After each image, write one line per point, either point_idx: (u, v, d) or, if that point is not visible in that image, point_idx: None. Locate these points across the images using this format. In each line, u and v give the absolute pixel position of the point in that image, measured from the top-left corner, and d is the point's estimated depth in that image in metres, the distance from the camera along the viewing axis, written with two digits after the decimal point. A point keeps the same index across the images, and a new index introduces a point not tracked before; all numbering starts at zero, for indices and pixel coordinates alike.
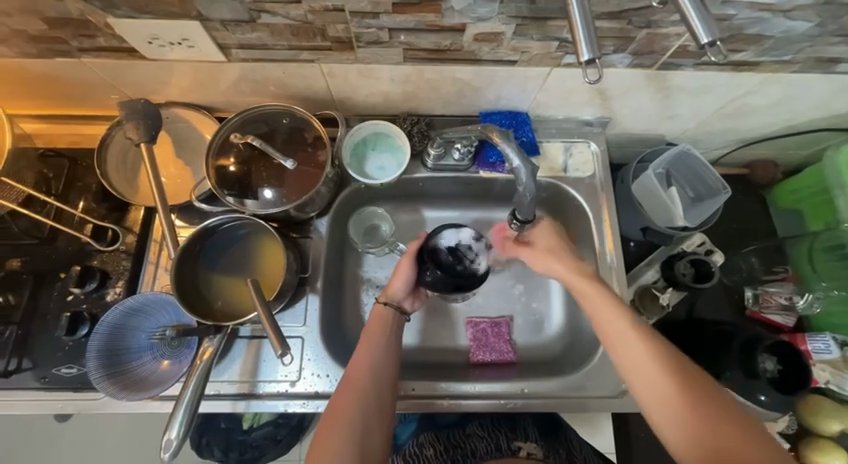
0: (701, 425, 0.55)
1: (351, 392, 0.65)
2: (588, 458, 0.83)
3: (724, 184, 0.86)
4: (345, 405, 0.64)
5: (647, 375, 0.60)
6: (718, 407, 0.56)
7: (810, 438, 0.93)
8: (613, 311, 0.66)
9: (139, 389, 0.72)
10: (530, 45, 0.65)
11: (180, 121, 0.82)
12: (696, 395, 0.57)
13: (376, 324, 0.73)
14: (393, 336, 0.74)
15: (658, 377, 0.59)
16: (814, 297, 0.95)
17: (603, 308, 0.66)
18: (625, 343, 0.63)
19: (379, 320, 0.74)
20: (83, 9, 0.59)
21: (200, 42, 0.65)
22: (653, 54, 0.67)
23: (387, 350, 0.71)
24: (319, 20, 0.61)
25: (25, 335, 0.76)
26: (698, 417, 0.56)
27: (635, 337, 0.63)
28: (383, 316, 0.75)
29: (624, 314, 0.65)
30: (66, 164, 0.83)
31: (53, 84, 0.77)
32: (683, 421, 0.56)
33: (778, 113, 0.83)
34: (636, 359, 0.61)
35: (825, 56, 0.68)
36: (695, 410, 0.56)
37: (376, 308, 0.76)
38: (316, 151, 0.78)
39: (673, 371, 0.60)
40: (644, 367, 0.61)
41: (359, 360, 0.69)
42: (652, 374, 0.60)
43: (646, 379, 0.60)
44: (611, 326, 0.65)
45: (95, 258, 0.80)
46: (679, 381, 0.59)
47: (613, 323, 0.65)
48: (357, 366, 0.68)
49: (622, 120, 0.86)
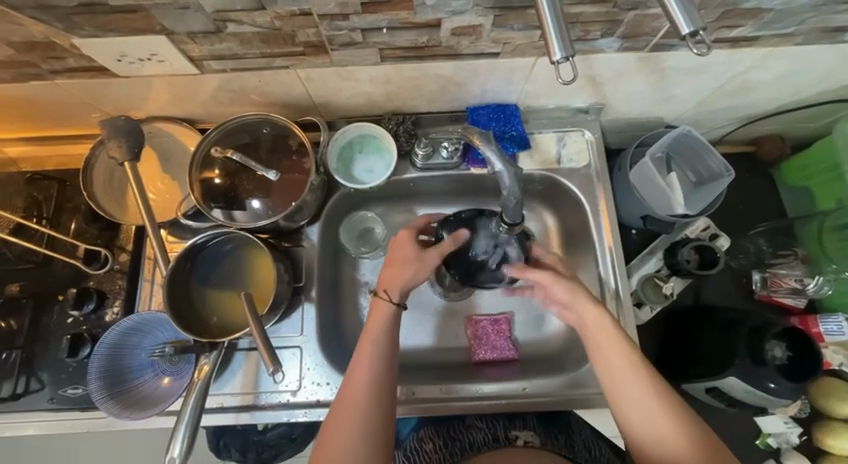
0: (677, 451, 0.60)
1: (351, 398, 0.64)
2: (588, 441, 0.83)
3: (727, 166, 0.82)
4: (349, 411, 0.63)
5: (633, 403, 0.63)
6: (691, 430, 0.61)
7: (823, 421, 0.90)
8: (613, 340, 0.66)
9: (144, 407, 0.72)
10: (512, 35, 0.62)
11: (163, 135, 0.81)
12: (675, 421, 0.61)
13: (377, 322, 0.69)
14: (386, 337, 0.69)
15: (650, 405, 0.62)
16: (825, 279, 0.91)
17: (602, 334, 0.66)
18: (619, 371, 0.65)
19: (381, 317, 0.70)
20: (47, 31, 0.58)
21: (171, 56, 0.63)
22: (643, 36, 0.64)
23: (382, 352, 0.68)
24: (288, 25, 0.59)
25: (30, 358, 0.77)
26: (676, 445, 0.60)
27: (629, 369, 0.64)
28: (384, 313, 0.70)
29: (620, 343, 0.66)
30: (54, 186, 0.82)
31: (33, 107, 0.76)
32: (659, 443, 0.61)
33: (783, 87, 0.79)
34: (626, 387, 0.64)
35: (831, 26, 0.63)
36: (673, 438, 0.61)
37: (376, 301, 0.70)
38: (301, 158, 0.77)
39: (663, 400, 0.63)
40: (634, 393, 0.63)
41: (357, 363, 0.67)
42: (641, 400, 0.63)
43: (633, 404, 0.63)
44: (606, 351, 0.66)
45: (91, 279, 0.80)
46: (666, 412, 0.62)
47: (606, 350, 0.66)
48: (357, 370, 0.66)
49: (617, 105, 0.82)
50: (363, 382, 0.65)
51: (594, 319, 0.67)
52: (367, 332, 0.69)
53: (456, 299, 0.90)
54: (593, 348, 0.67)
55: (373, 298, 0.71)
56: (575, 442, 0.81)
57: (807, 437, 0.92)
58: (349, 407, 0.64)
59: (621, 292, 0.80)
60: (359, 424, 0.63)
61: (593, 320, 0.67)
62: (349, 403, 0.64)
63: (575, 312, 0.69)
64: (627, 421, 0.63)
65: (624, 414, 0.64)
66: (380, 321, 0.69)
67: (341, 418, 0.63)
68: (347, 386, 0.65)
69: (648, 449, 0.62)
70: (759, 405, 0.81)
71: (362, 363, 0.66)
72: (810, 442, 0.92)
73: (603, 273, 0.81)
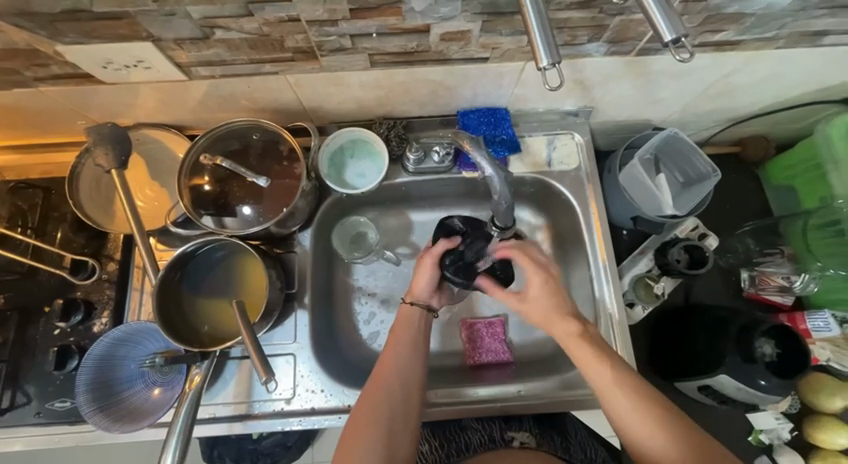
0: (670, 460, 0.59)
1: (377, 392, 0.65)
2: (584, 443, 0.83)
3: (714, 167, 0.84)
4: (375, 404, 0.64)
5: (627, 414, 0.62)
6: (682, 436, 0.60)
7: (812, 416, 0.92)
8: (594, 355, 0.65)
9: (134, 420, 0.71)
10: (500, 40, 0.63)
11: (151, 142, 0.80)
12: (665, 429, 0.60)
13: (402, 325, 0.72)
14: (408, 337, 0.71)
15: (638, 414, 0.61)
16: (811, 277, 0.91)
17: (582, 350, 0.66)
18: (605, 383, 0.64)
19: (405, 320, 0.73)
20: (30, 39, 0.57)
21: (158, 63, 0.63)
22: (629, 41, 0.64)
23: (411, 349, 0.70)
24: (277, 31, 0.58)
25: (15, 371, 0.75)
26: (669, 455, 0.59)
27: (617, 380, 0.63)
28: (410, 315, 0.73)
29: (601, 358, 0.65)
30: (39, 195, 0.80)
31: (16, 115, 0.75)
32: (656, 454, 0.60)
33: (766, 90, 0.81)
34: (616, 397, 0.63)
35: (810, 30, 0.65)
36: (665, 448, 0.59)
37: (404, 308, 0.74)
38: (292, 164, 0.76)
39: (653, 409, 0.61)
40: (624, 402, 0.62)
41: (386, 359, 0.69)
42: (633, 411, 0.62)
43: (627, 414, 0.62)
44: (590, 366, 0.65)
45: (78, 290, 0.78)
46: (658, 420, 0.61)
47: (590, 364, 0.65)
48: (385, 365, 0.68)
49: (605, 107, 0.83)
50: (392, 376, 0.67)
51: (569, 337, 0.67)
52: (392, 335, 0.71)
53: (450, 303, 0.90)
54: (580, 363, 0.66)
55: (401, 306, 0.75)
56: (571, 444, 0.80)
57: (797, 432, 0.94)
58: (377, 402, 0.64)
59: (612, 293, 0.80)
60: (383, 419, 0.63)
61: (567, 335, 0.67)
62: (374, 398, 0.65)
63: (553, 333, 0.68)
64: (626, 431, 0.62)
65: (625, 426, 0.62)
66: (405, 323, 0.72)
67: (367, 413, 0.64)
68: (375, 381, 0.67)
69: (647, 460, 0.60)
70: (751, 402, 0.82)
71: (392, 358, 0.69)
72: (800, 437, 0.93)
73: (595, 275, 0.82)
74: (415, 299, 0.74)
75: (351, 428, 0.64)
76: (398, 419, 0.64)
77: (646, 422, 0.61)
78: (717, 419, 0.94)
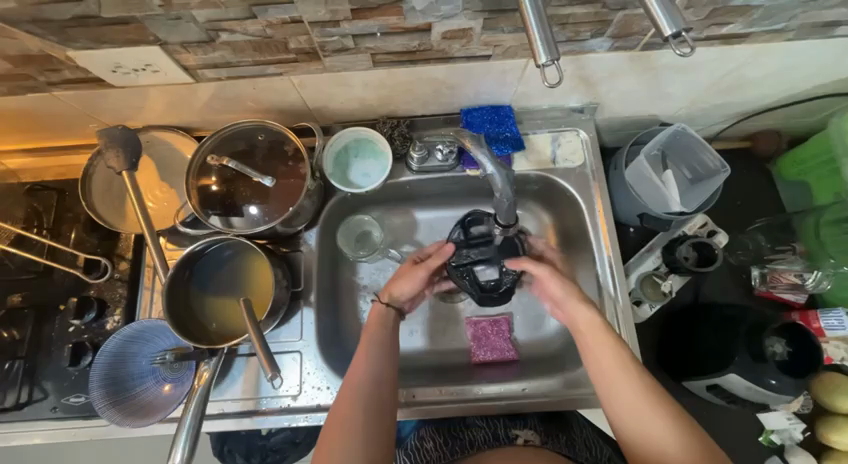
0: (662, 446, 0.59)
1: (349, 393, 0.66)
2: (589, 438, 0.83)
3: (723, 162, 0.82)
4: (348, 406, 0.65)
5: (625, 398, 0.63)
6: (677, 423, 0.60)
7: (827, 416, 0.90)
8: (604, 343, 0.67)
9: (145, 415, 0.72)
10: (502, 38, 0.62)
11: (160, 144, 0.82)
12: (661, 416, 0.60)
13: (375, 324, 0.74)
14: (382, 337, 0.73)
15: (635, 399, 0.62)
16: (824, 275, 0.90)
17: (593, 333, 0.68)
18: (607, 369, 0.65)
19: (380, 319, 0.75)
20: (42, 44, 0.59)
21: (165, 67, 0.64)
22: (633, 36, 0.64)
23: (382, 350, 0.71)
24: (280, 33, 0.59)
25: (32, 367, 0.77)
26: (665, 441, 0.59)
27: (620, 369, 0.64)
28: (386, 316, 0.75)
29: (610, 341, 0.67)
30: (54, 196, 0.83)
31: (31, 119, 0.77)
32: (650, 441, 0.60)
33: (777, 84, 0.79)
34: (617, 386, 0.64)
35: (822, 21, 0.63)
36: (664, 435, 0.59)
37: (376, 308, 0.76)
38: (297, 163, 0.77)
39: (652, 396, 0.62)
40: (621, 390, 0.63)
41: (357, 361, 0.70)
42: (632, 400, 0.62)
43: (626, 405, 0.63)
44: (598, 353, 0.67)
45: (92, 288, 0.80)
46: (659, 414, 0.61)
47: (596, 348, 0.67)
48: (357, 367, 0.69)
49: (611, 103, 0.82)
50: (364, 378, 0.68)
51: (583, 319, 0.70)
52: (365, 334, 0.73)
53: (456, 301, 0.90)
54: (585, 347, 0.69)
55: (374, 305, 0.76)
56: (577, 443, 0.79)
57: (811, 432, 0.92)
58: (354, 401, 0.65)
59: (619, 291, 0.79)
60: (355, 420, 0.63)
61: (584, 316, 0.69)
62: (347, 400, 0.65)
63: (572, 311, 0.71)
64: (620, 417, 0.63)
65: (618, 410, 0.63)
66: (378, 323, 0.74)
67: (341, 415, 0.64)
68: (347, 384, 0.67)
69: (639, 446, 0.61)
70: (763, 402, 0.80)
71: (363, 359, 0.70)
72: (814, 438, 0.92)
73: (600, 272, 0.81)
74: (390, 299, 0.76)
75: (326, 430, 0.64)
76: (373, 420, 0.64)
77: (646, 412, 0.61)
78: (727, 419, 0.92)
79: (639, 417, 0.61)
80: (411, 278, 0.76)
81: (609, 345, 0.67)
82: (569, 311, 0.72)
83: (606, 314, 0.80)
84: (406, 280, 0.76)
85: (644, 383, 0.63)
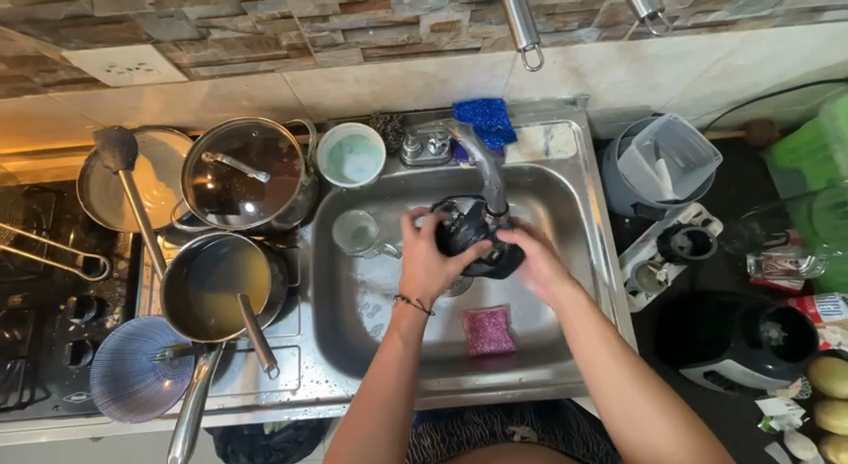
0: (646, 418, 0.62)
1: (381, 388, 0.66)
2: (586, 436, 0.83)
3: (715, 150, 0.83)
4: (373, 407, 0.65)
5: (611, 377, 0.65)
6: (661, 399, 0.63)
7: (825, 402, 0.90)
8: (593, 332, 0.67)
9: (146, 410, 0.73)
10: (490, 30, 0.63)
11: (157, 144, 0.82)
12: (643, 395, 0.63)
13: (405, 323, 0.71)
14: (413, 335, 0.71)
15: (619, 377, 0.64)
16: (818, 259, 0.90)
17: (577, 315, 0.69)
18: (597, 360, 0.66)
19: (405, 316, 0.72)
20: (37, 45, 0.59)
21: (159, 65, 0.65)
22: (620, 25, 0.65)
23: (408, 348, 0.69)
24: (270, 29, 0.60)
25: (34, 367, 0.78)
26: (661, 440, 0.61)
27: (603, 350, 0.66)
28: (407, 312, 0.72)
29: (594, 322, 0.68)
30: (52, 197, 0.84)
31: (28, 121, 0.78)
32: (630, 421, 0.63)
33: (766, 71, 0.79)
34: (604, 369, 0.66)
35: (807, 6, 0.64)
36: (650, 419, 0.62)
37: (399, 305, 0.73)
38: (292, 160, 0.78)
39: (649, 392, 0.63)
40: (607, 371, 0.65)
41: (382, 364, 0.68)
42: (620, 386, 0.64)
43: (610, 384, 0.65)
44: (585, 338, 0.68)
45: (91, 287, 0.81)
46: (638, 386, 0.63)
47: (582, 330, 0.68)
48: (384, 364, 0.68)
49: (602, 94, 0.83)
50: (392, 374, 0.67)
51: (569, 302, 0.70)
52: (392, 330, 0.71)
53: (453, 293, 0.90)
54: (572, 331, 0.70)
55: (397, 303, 0.74)
56: (573, 437, 0.81)
57: (809, 418, 0.92)
58: (377, 395, 0.65)
59: (615, 283, 0.80)
60: (381, 417, 0.64)
61: (569, 298, 0.71)
62: (374, 402, 0.65)
63: (553, 292, 0.72)
64: (605, 403, 0.65)
65: (606, 388, 0.65)
66: (410, 320, 0.71)
67: (365, 411, 0.65)
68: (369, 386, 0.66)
69: (623, 420, 0.64)
70: (760, 388, 0.80)
71: (387, 365, 0.68)
72: (812, 424, 0.92)
73: (595, 261, 0.82)
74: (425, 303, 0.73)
75: (350, 425, 0.64)
76: (393, 416, 0.65)
77: (639, 401, 0.63)
78: (725, 406, 0.93)
79: (622, 395, 0.64)
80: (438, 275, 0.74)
81: (594, 330, 0.68)
82: (553, 291, 0.72)
83: (602, 300, 0.80)
84: (433, 278, 0.74)
85: (628, 363, 0.65)
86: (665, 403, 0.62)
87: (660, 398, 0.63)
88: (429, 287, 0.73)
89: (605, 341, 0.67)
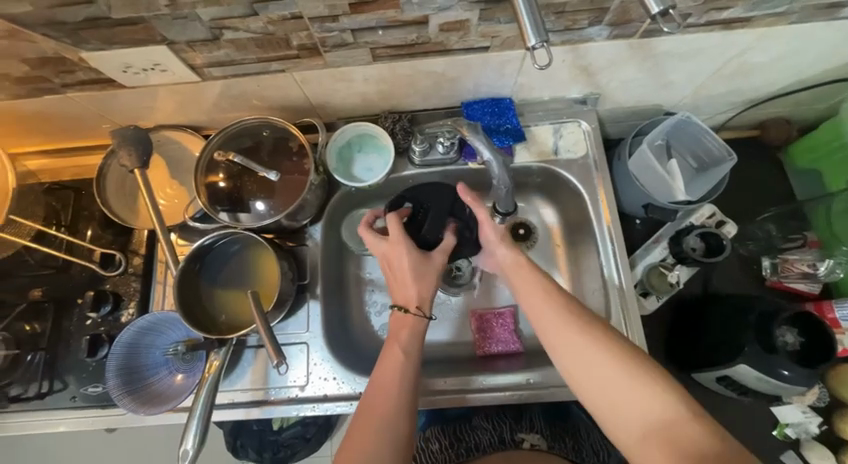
0: (608, 378, 0.58)
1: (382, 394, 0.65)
2: (596, 443, 0.84)
3: (729, 150, 0.81)
4: (376, 414, 0.63)
5: (568, 342, 0.61)
6: (619, 353, 0.59)
7: (843, 410, 0.88)
8: (538, 293, 0.66)
9: (158, 403, 0.75)
10: (499, 29, 0.63)
11: (171, 143, 0.84)
12: (602, 353, 0.59)
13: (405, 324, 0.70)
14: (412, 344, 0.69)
15: (574, 339, 0.61)
16: (836, 262, 0.87)
17: (521, 277, 0.68)
18: (549, 323, 0.63)
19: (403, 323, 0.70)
20: (57, 47, 0.61)
21: (173, 66, 0.67)
22: (631, 23, 0.64)
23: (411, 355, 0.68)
24: (281, 30, 0.61)
25: (53, 359, 0.80)
26: (630, 398, 0.56)
27: (554, 313, 0.63)
28: (411, 321, 0.70)
29: (539, 284, 0.67)
30: (71, 195, 0.86)
31: (49, 121, 0.80)
32: (599, 386, 0.58)
33: (783, 69, 0.77)
34: (558, 333, 0.62)
35: (826, 1, 0.62)
36: (611, 375, 0.57)
37: (396, 316, 0.71)
38: (301, 159, 0.79)
39: (606, 348, 0.59)
40: (562, 335, 0.62)
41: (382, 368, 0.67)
42: (578, 349, 0.60)
43: (568, 351, 0.61)
44: (536, 304, 0.65)
45: (107, 282, 0.83)
46: (593, 345, 0.60)
47: (528, 294, 0.67)
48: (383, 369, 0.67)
49: (613, 93, 0.82)
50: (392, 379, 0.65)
51: (511, 264, 0.70)
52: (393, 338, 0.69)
53: (461, 293, 0.90)
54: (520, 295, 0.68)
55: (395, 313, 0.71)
56: (582, 445, 0.81)
57: (827, 426, 0.90)
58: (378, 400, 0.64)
59: (625, 285, 0.79)
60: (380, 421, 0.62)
61: (510, 258, 0.71)
62: (376, 408, 0.64)
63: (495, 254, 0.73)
64: (569, 373, 0.61)
65: (565, 358, 0.61)
66: (410, 333, 0.70)
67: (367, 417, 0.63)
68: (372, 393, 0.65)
69: (593, 391, 0.58)
70: (776, 394, 0.78)
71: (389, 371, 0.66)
72: (830, 432, 0.89)
73: (604, 261, 0.81)
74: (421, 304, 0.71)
75: (355, 432, 0.63)
76: (394, 421, 0.63)
77: (598, 362, 0.59)
78: (738, 412, 0.91)
79: (584, 360, 0.59)
80: (428, 278, 0.72)
81: (539, 290, 0.66)
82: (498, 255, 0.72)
83: (611, 301, 0.79)
84: (424, 281, 0.71)
85: (581, 323, 0.62)
86: (625, 358, 0.58)
87: (617, 353, 0.59)
88: (425, 291, 0.71)
89: (550, 304, 0.64)
